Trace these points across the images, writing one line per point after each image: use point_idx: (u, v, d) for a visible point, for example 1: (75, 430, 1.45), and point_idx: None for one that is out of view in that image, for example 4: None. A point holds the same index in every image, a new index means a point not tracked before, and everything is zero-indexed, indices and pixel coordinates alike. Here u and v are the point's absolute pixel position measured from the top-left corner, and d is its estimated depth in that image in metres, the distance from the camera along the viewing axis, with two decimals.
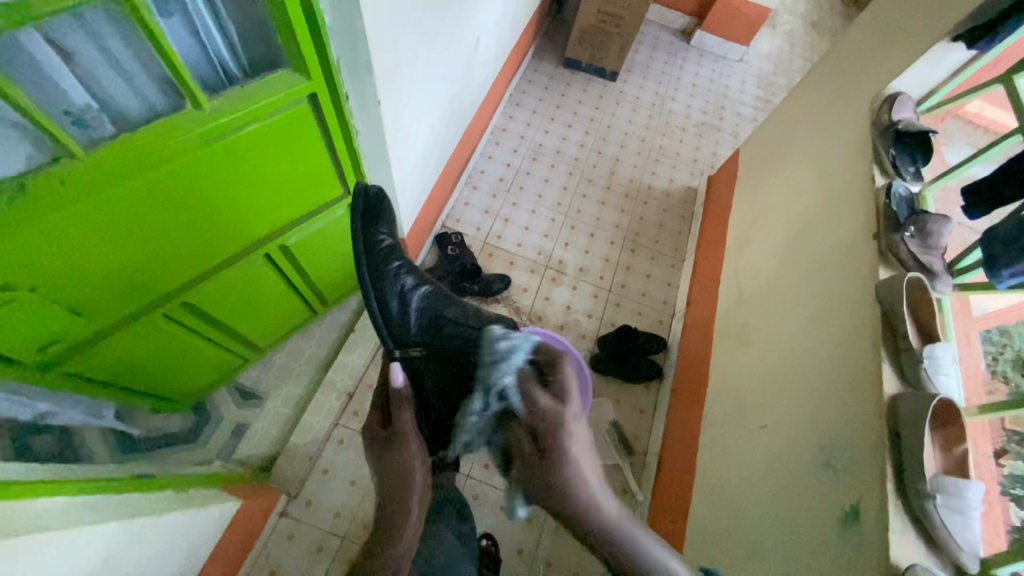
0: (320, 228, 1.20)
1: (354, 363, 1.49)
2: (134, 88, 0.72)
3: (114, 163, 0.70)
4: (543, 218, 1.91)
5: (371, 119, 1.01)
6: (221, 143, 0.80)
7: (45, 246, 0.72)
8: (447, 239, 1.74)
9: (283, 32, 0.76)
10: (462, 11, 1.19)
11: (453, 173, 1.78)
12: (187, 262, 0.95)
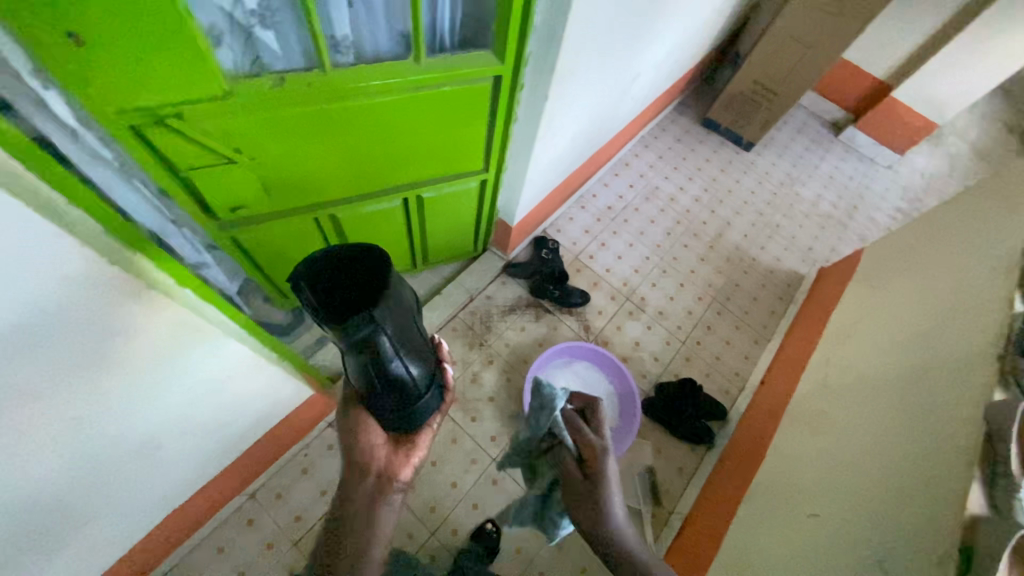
0: (452, 192, 1.35)
1: (432, 319, 1.66)
2: (377, 32, 0.91)
3: (344, 83, 0.89)
4: (638, 253, 1.95)
5: (532, 111, 1.16)
6: (419, 93, 0.97)
7: (272, 129, 0.92)
8: (544, 243, 1.82)
9: (500, 21, 0.92)
10: (635, 46, 1.33)
11: (569, 187, 1.90)
12: (348, 179, 1.14)
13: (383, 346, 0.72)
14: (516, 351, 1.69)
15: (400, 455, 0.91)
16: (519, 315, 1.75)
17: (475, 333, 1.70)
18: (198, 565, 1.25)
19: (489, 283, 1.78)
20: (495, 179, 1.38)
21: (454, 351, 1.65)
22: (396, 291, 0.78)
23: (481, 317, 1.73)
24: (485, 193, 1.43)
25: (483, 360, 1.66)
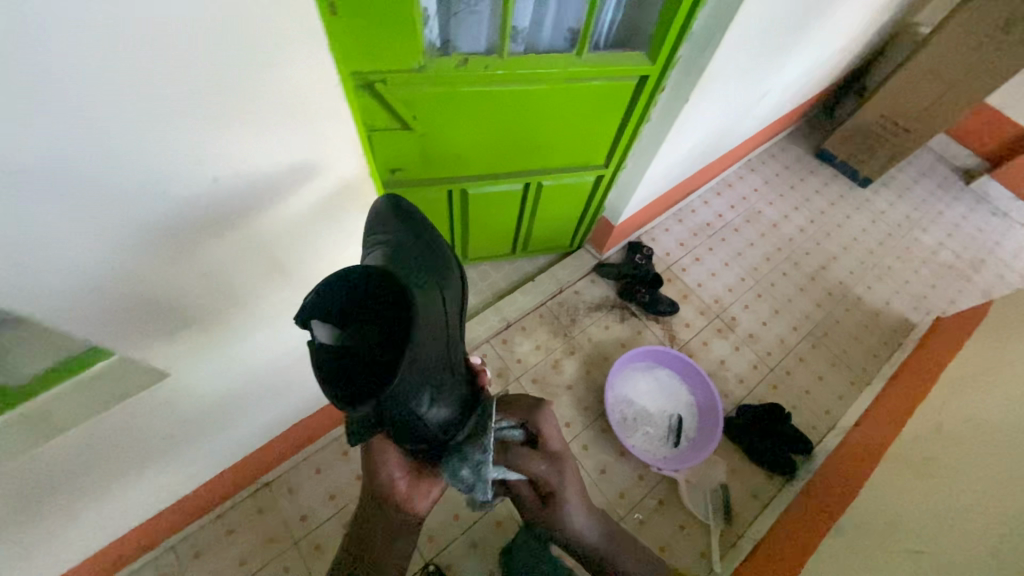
0: (569, 184, 1.44)
1: (522, 303, 1.73)
2: (548, 28, 1.03)
3: (514, 70, 1.01)
4: (733, 274, 1.92)
5: (666, 114, 1.23)
6: (573, 85, 1.08)
7: (444, 104, 1.06)
8: (638, 248, 1.83)
9: (661, 24, 1.01)
10: (772, 64, 1.36)
11: (672, 198, 1.92)
12: (487, 158, 1.27)
13: (413, 414, 0.69)
14: (599, 347, 1.70)
15: (420, 489, 0.85)
16: (606, 313, 1.76)
17: (560, 323, 1.73)
18: (297, 479, 1.40)
19: (579, 279, 1.80)
20: (611, 177, 1.46)
21: (538, 336, 1.70)
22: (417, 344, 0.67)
23: (567, 309, 1.75)
24: (598, 190, 1.50)
25: (565, 350, 1.69)
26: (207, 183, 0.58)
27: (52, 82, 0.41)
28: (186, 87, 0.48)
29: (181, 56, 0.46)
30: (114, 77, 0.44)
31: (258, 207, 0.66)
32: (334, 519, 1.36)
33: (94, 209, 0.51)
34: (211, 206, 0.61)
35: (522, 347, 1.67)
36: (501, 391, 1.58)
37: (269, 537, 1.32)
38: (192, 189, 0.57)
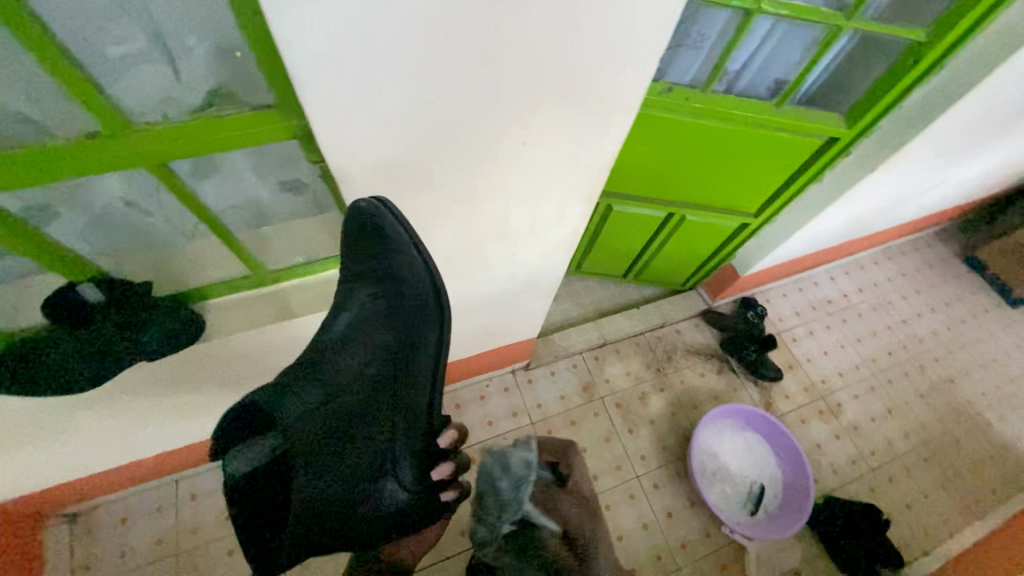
0: (711, 226, 1.46)
1: (624, 326, 1.73)
2: (755, 78, 1.08)
3: (715, 108, 1.07)
4: (844, 360, 1.83)
5: (841, 179, 1.24)
6: (763, 133, 1.12)
7: (636, 126, 1.13)
8: (752, 305, 1.78)
9: (871, 94, 1.04)
10: (962, 158, 1.34)
11: (800, 266, 1.86)
12: (647, 182, 1.32)
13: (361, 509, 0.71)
14: (691, 391, 1.67)
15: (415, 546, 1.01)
16: (704, 360, 1.73)
17: (656, 357, 1.71)
18: None
19: (684, 320, 1.79)
20: (755, 228, 1.46)
21: (632, 362, 1.69)
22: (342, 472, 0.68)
23: (665, 346, 1.74)
24: (736, 238, 1.51)
25: (656, 384, 1.66)
26: (516, 146, 0.59)
27: (476, 38, 0.46)
28: (560, 57, 0.50)
29: (575, 26, 0.47)
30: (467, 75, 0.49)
31: (525, 198, 0.69)
32: None
33: (430, 157, 0.57)
34: (505, 172, 0.62)
35: (614, 369, 1.66)
36: (585, 404, 1.59)
37: None
38: (505, 150, 0.59)
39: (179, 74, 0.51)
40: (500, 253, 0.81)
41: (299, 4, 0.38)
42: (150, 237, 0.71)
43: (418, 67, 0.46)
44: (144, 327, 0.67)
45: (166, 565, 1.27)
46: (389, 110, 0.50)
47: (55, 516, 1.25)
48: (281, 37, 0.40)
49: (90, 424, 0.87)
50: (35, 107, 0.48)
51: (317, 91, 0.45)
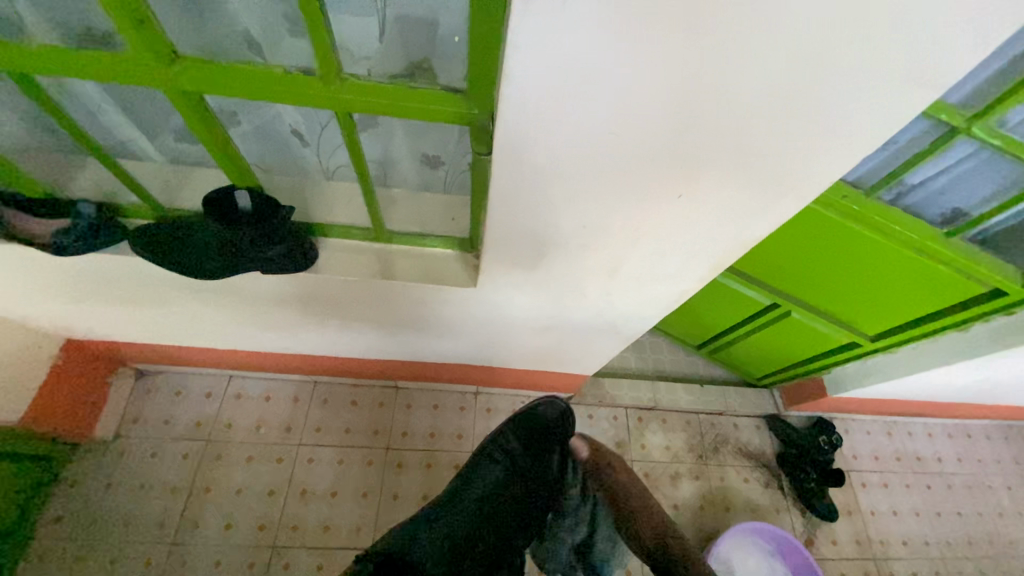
0: (816, 332, 1.33)
1: (680, 398, 1.64)
2: (929, 200, 0.96)
3: (873, 215, 0.97)
4: (913, 529, 1.61)
5: (989, 337, 1.08)
6: (919, 260, 1.00)
7: None
8: (828, 429, 1.62)
9: None
10: None
11: (897, 409, 1.66)
12: (765, 265, 1.23)
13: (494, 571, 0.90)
14: (728, 492, 1.54)
15: None
16: (753, 466, 1.60)
17: (702, 442, 1.60)
18: (416, 400, 1.53)
19: (746, 416, 1.66)
20: (864, 352, 1.32)
21: (675, 438, 1.59)
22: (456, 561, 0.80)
23: (716, 435, 1.62)
24: (838, 353, 1.37)
25: (693, 470, 1.56)
26: (669, 200, 0.58)
27: (680, 88, 0.45)
28: (754, 127, 0.49)
29: (784, 98, 0.46)
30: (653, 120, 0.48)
31: (651, 247, 0.67)
32: (423, 453, 1.47)
33: (582, 185, 0.57)
34: (645, 220, 0.62)
35: (654, 437, 1.58)
36: None
37: (372, 430, 1.47)
38: (656, 201, 0.58)
39: (381, 38, 0.54)
40: (603, 292, 0.80)
41: (537, 21, 0.40)
42: (297, 163, 0.78)
43: (618, 102, 0.47)
44: (264, 246, 0.72)
45: (194, 446, 1.38)
46: (566, 133, 0.50)
47: (126, 368, 1.40)
48: (512, 41, 0.42)
49: (190, 305, 0.96)
50: (267, 31, 0.56)
51: (516, 100, 0.47)
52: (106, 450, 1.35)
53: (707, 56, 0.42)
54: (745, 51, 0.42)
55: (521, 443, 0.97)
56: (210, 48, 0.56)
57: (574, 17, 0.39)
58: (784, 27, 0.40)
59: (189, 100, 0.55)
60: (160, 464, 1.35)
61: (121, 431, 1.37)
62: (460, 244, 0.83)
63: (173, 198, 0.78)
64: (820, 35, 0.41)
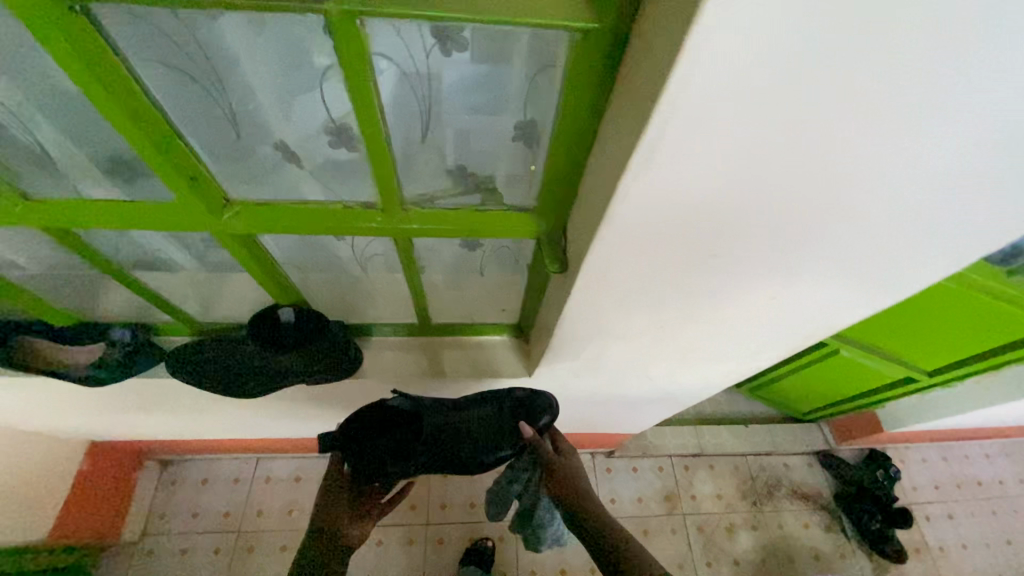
0: (868, 369, 1.28)
1: (725, 441, 1.58)
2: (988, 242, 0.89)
3: None
4: (988, 563, 1.51)
5: None
6: (982, 301, 0.95)
7: None
8: (883, 461, 1.56)
9: None
10: None
11: (952, 435, 1.59)
12: None
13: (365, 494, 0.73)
14: (788, 540, 1.46)
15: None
16: (810, 508, 1.52)
17: (754, 487, 1.53)
18: None
19: (795, 454, 1.60)
20: (921, 386, 1.26)
21: (725, 484, 1.53)
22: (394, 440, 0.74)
23: (767, 477, 1.55)
24: (892, 388, 1.31)
25: (748, 519, 1.48)
26: (759, 299, 0.55)
27: (796, 217, 0.42)
28: (870, 240, 0.46)
29: (907, 217, 0.43)
30: (760, 244, 0.46)
31: (730, 337, 0.63)
32: (467, 526, 1.39)
33: (671, 298, 0.54)
34: (723, 317, 0.58)
35: (703, 486, 1.51)
36: (664, 516, 1.45)
37: (411, 505, 1.40)
38: (747, 301, 0.55)
39: (424, 136, 0.49)
40: (668, 373, 0.76)
41: (656, 177, 0.37)
42: (330, 277, 0.73)
43: (725, 226, 0.43)
44: (314, 356, 0.69)
45: (227, 539, 1.31)
46: (663, 261, 0.47)
47: (150, 460, 1.35)
48: (622, 194, 0.38)
49: (228, 410, 0.92)
50: (317, 166, 0.54)
51: (616, 239, 0.43)
52: (134, 552, 1.28)
53: (833, 192, 0.40)
54: (864, 181, 0.39)
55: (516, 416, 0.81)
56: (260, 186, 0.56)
57: (698, 160, 0.36)
58: (925, 161, 0.37)
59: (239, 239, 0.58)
60: (191, 562, 1.28)
61: (148, 529, 1.31)
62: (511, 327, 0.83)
63: (207, 308, 0.75)
64: (955, 160, 0.37)
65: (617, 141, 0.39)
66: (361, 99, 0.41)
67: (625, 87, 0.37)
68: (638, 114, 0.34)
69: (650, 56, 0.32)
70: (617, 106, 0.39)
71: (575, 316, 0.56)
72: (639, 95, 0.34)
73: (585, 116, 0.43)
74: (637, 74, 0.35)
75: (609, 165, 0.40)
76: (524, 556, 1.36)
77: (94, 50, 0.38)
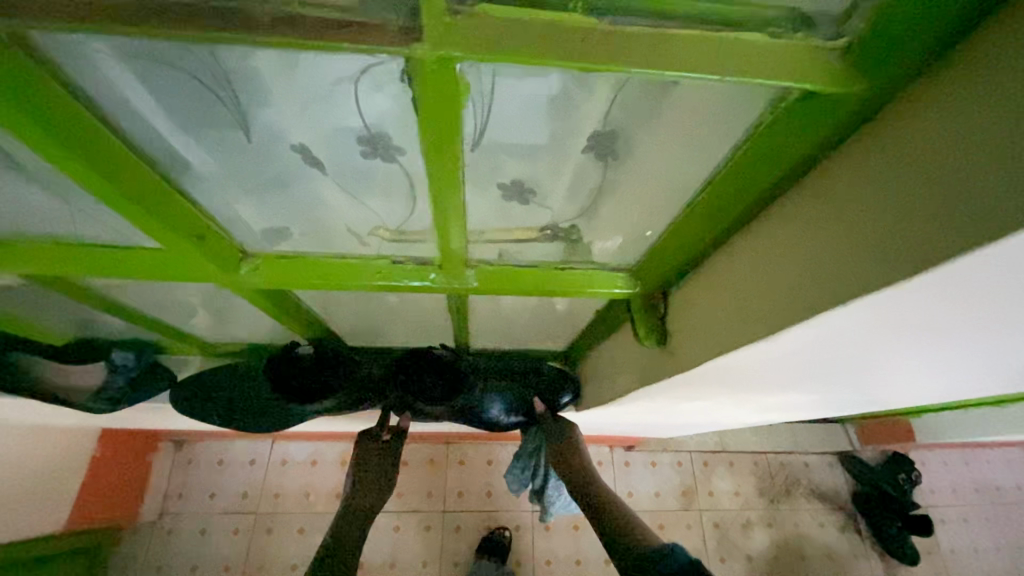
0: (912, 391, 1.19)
1: (746, 439, 1.54)
2: None
3: None
4: (998, 567, 1.52)
5: None
6: None
7: None
8: (905, 464, 1.52)
9: None
10: None
11: (980, 442, 1.55)
12: None
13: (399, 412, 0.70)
14: (802, 538, 1.46)
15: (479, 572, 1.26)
16: (827, 508, 1.51)
17: (773, 485, 1.51)
18: (469, 456, 1.44)
19: (816, 454, 1.57)
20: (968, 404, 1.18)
21: (744, 481, 1.51)
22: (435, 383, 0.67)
23: (786, 476, 1.53)
24: (936, 406, 1.23)
25: (764, 516, 1.47)
26: (890, 386, 0.47)
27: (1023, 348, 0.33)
28: None
29: None
30: (944, 362, 0.37)
31: (823, 400, 0.55)
32: (483, 515, 1.38)
33: (790, 384, 0.46)
34: (832, 391, 0.50)
35: (720, 483, 1.49)
36: (680, 511, 1.44)
37: (428, 492, 1.39)
38: (876, 386, 0.47)
39: (481, 146, 0.37)
40: (733, 415, 0.68)
41: (860, 321, 0.28)
42: (347, 295, 0.62)
43: (916, 351, 0.34)
44: (339, 391, 0.67)
45: (244, 520, 1.31)
46: (808, 365, 0.39)
47: (165, 441, 1.34)
48: (795, 327, 0.30)
49: None
50: (345, 179, 0.45)
51: (762, 352, 0.35)
52: (153, 529, 1.29)
53: None
54: None
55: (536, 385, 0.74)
56: (285, 205, 0.48)
57: (945, 309, 0.25)
58: None
59: (253, 292, 0.54)
60: (211, 541, 1.29)
61: (167, 508, 1.31)
62: (549, 352, 0.81)
63: (219, 332, 0.71)
64: None
65: (813, 242, 0.29)
66: (434, 150, 0.32)
67: (852, 173, 0.26)
68: (876, 244, 0.24)
69: (927, 183, 0.21)
70: (826, 192, 0.28)
71: (669, 387, 0.49)
72: (878, 222, 0.24)
73: (754, 183, 0.32)
74: (892, 176, 0.23)
75: (788, 266, 0.31)
76: (540, 546, 1.37)
77: (52, 109, 0.30)
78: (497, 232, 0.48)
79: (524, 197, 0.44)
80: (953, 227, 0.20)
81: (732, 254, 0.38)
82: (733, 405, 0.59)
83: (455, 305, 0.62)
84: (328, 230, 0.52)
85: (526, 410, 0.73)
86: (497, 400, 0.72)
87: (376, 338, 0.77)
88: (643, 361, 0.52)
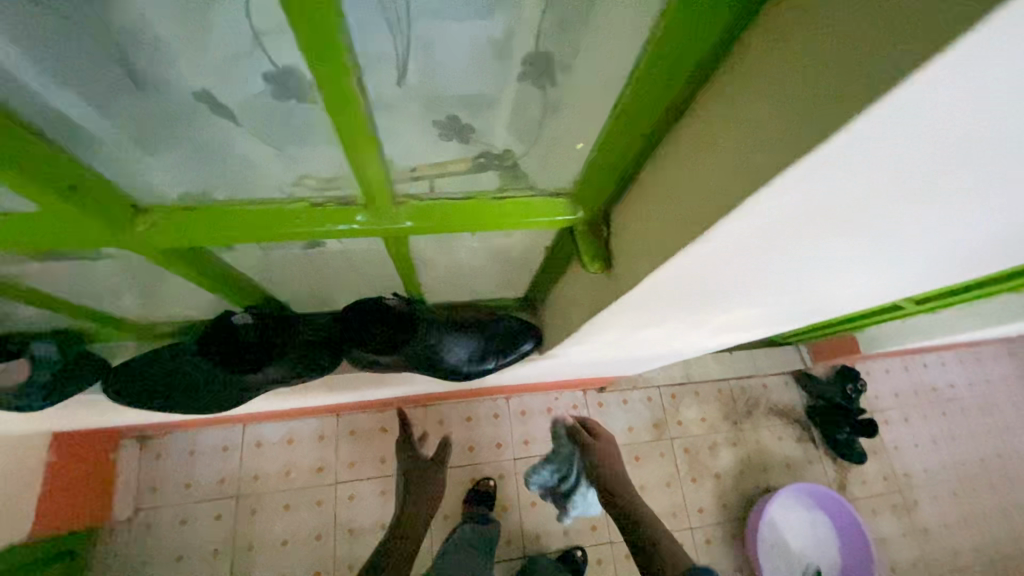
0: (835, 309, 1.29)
1: (711, 370, 1.62)
2: None
3: None
4: (931, 455, 1.71)
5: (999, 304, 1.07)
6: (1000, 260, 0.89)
7: None
8: (852, 377, 1.62)
9: None
10: None
11: (915, 348, 1.69)
12: None
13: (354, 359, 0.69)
14: (764, 453, 1.59)
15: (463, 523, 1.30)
16: (785, 423, 1.63)
17: (736, 409, 1.61)
18: (448, 415, 1.45)
19: (773, 375, 1.68)
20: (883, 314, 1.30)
21: (710, 408, 1.60)
22: (388, 331, 0.65)
23: (747, 399, 1.63)
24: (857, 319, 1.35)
25: (729, 437, 1.58)
26: (817, 290, 0.50)
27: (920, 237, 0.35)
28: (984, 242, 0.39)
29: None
30: (856, 259, 0.39)
31: (767, 314, 0.59)
32: (467, 469, 1.42)
33: (727, 300, 0.48)
34: (768, 303, 0.52)
35: (688, 413, 1.58)
36: (653, 441, 1.53)
37: None
38: (804, 292, 0.50)
39: (402, 82, 0.35)
40: (689, 340, 0.70)
41: (771, 216, 0.29)
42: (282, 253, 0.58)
43: (830, 248, 0.35)
44: (285, 356, 0.65)
45: (225, 505, 1.30)
46: (742, 276, 0.40)
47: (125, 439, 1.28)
48: (717, 227, 0.30)
49: None
50: (257, 128, 0.40)
51: (694, 262, 0.36)
52: (131, 526, 1.26)
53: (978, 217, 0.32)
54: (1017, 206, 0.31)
55: (495, 333, 0.73)
56: (195, 167, 0.43)
57: (853, 188, 0.25)
58: None
59: (159, 251, 0.48)
60: (193, 529, 1.27)
61: (140, 504, 1.28)
62: (509, 300, 0.81)
63: (153, 310, 0.65)
64: None
65: (738, 131, 0.28)
66: (330, 43, 0.27)
67: (763, 57, 0.26)
68: (786, 119, 0.23)
69: (818, 59, 0.22)
70: (751, 71, 0.27)
71: (615, 314, 0.50)
72: (779, 108, 0.24)
73: (686, 71, 0.31)
74: (799, 48, 0.23)
75: (714, 165, 0.30)
76: (524, 490, 1.42)
77: None
78: (430, 169, 0.45)
79: (456, 134, 0.41)
80: (840, 99, 0.20)
81: (664, 167, 0.37)
82: (682, 330, 0.61)
83: (398, 256, 0.58)
84: (247, 188, 0.46)
85: (488, 355, 0.73)
86: (456, 347, 0.71)
87: (325, 300, 0.74)
88: (591, 293, 0.52)
